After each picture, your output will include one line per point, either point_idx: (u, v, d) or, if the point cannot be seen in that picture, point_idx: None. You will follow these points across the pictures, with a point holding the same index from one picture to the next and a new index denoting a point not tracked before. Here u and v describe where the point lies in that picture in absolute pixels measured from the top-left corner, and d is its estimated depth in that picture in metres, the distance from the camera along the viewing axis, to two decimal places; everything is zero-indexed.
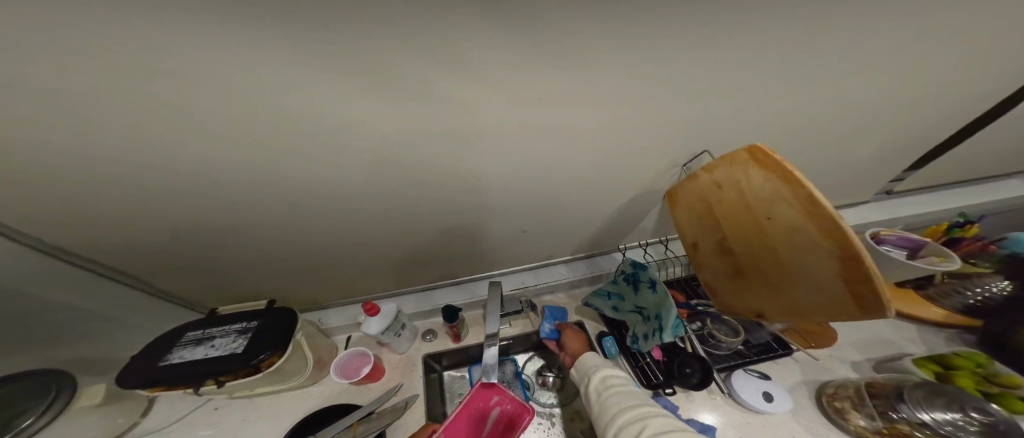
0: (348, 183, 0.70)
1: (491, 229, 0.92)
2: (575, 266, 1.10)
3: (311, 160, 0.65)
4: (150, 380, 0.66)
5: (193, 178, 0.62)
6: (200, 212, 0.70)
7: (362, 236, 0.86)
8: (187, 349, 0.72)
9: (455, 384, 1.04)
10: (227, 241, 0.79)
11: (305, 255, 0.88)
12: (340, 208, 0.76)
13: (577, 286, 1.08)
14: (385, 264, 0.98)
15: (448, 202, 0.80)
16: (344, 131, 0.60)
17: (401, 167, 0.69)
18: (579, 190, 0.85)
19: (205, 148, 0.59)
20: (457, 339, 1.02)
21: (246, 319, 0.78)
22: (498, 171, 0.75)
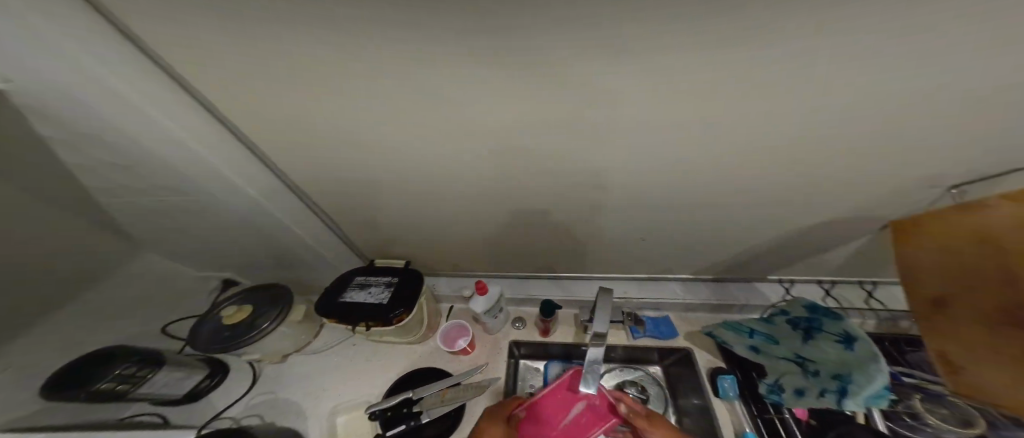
0: (470, 172, 0.66)
1: (604, 233, 0.82)
2: (693, 287, 0.93)
3: (458, 156, 0.62)
4: (326, 311, 0.78)
5: (336, 153, 0.64)
6: (349, 195, 0.74)
7: (483, 229, 0.83)
8: (351, 291, 0.83)
9: (528, 374, 0.97)
10: (364, 219, 0.83)
11: (426, 238, 0.90)
12: (472, 201, 0.74)
13: (693, 310, 0.92)
14: (495, 256, 0.95)
15: (583, 207, 0.73)
16: (499, 131, 0.55)
17: (526, 162, 0.63)
18: (745, 211, 0.68)
19: (367, 141, 0.59)
20: (545, 334, 0.97)
21: (392, 275, 0.87)
22: (655, 181, 0.63)
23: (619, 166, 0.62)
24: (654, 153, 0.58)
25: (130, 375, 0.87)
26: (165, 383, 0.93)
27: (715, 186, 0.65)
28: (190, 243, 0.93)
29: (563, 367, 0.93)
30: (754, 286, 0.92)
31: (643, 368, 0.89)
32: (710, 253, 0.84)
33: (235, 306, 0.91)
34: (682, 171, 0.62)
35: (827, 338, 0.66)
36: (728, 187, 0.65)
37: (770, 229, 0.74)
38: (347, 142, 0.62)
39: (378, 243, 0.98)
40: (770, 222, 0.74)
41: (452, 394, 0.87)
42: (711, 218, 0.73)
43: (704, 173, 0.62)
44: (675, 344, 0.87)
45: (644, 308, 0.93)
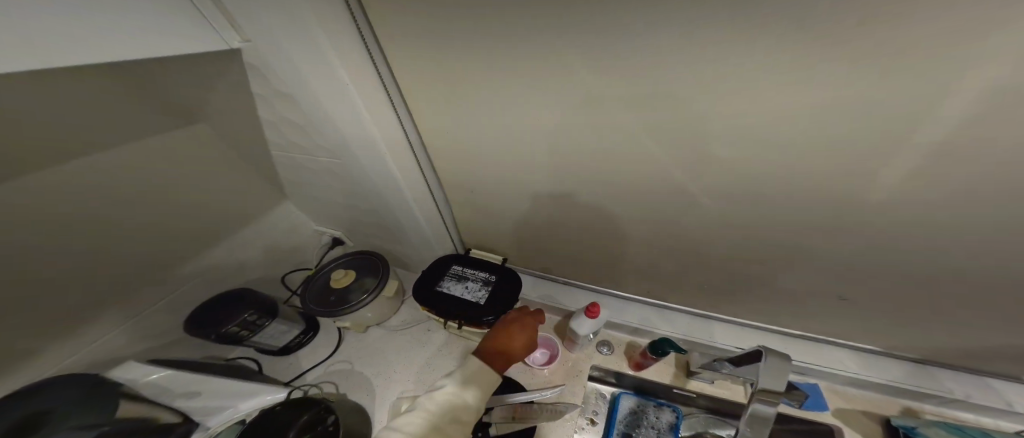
0: (613, 173, 0.60)
1: (752, 268, 0.69)
2: (876, 363, 0.74)
3: (609, 151, 0.56)
4: (424, 300, 0.76)
5: (483, 132, 0.62)
6: (477, 172, 0.73)
7: (600, 237, 0.77)
8: (449, 281, 0.79)
9: (593, 398, 0.85)
10: (478, 200, 0.82)
11: (533, 233, 0.86)
12: (598, 205, 0.69)
13: (854, 385, 0.74)
14: (601, 267, 0.87)
15: (730, 229, 0.63)
16: (679, 124, 0.49)
17: (688, 169, 0.55)
18: (964, 269, 0.54)
19: (523, 121, 0.56)
20: (638, 368, 0.86)
21: (490, 271, 0.81)
22: (845, 208, 0.52)
23: (803, 188, 0.52)
24: (871, 177, 0.47)
25: (253, 323, 0.97)
26: (272, 333, 1.04)
27: (934, 235, 0.51)
28: (315, 201, 0.99)
29: (638, 402, 0.82)
30: (954, 378, 0.71)
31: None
32: (893, 317, 0.67)
33: (342, 270, 0.98)
34: (891, 208, 0.50)
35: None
36: (953, 239, 0.51)
37: (1003, 302, 0.57)
38: (499, 122, 0.59)
39: (478, 232, 0.95)
40: (1006, 296, 0.56)
41: (523, 412, 0.81)
42: (912, 273, 0.58)
43: (924, 216, 0.49)
44: (817, 418, 0.72)
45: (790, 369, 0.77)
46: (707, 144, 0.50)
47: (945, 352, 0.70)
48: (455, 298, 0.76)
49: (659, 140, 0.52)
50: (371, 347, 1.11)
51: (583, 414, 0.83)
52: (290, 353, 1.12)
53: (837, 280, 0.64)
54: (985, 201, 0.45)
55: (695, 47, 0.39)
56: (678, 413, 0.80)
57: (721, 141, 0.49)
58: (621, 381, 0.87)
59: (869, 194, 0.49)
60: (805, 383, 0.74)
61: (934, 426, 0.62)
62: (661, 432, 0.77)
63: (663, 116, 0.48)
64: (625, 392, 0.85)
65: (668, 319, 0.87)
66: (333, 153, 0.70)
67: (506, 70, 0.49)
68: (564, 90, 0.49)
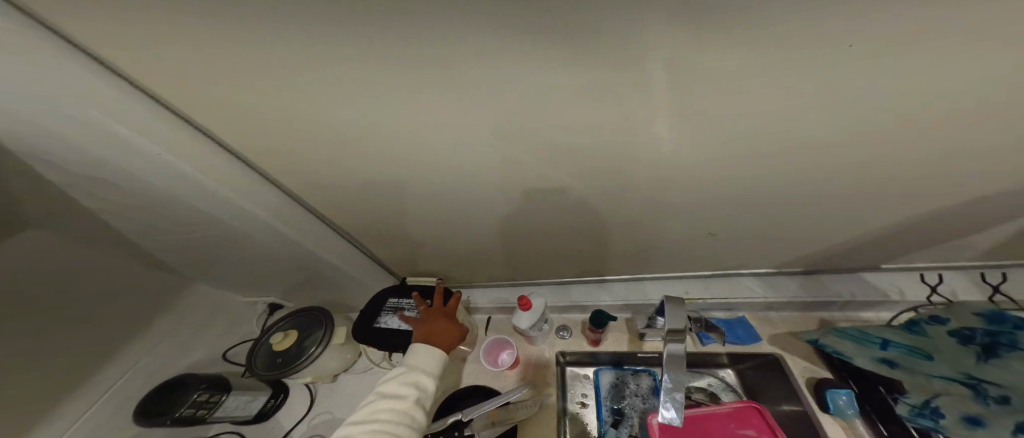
0: (493, 177, 0.60)
1: (649, 233, 0.71)
2: (777, 283, 0.79)
3: (478, 153, 0.56)
4: (363, 337, 0.78)
5: (350, 164, 0.61)
6: (374, 198, 0.71)
7: (516, 231, 0.76)
8: (388, 315, 0.82)
9: (576, 383, 0.86)
10: (390, 224, 0.80)
11: (457, 243, 0.84)
12: (499, 205, 0.68)
13: (775, 309, 0.79)
14: (534, 258, 0.87)
15: (626, 203, 0.63)
16: (521, 121, 0.48)
17: (552, 162, 0.55)
18: (837, 190, 0.56)
19: (383, 142, 0.55)
20: (595, 343, 0.88)
21: (426, 297, 0.83)
22: (709, 166, 0.53)
23: (664, 156, 0.52)
24: (703, 139, 0.48)
25: (205, 401, 0.95)
26: (237, 405, 0.99)
27: (791, 170, 0.52)
28: (230, 271, 0.96)
29: (617, 375, 0.84)
30: (842, 281, 0.77)
31: (713, 371, 0.77)
32: (776, 246, 0.71)
33: (282, 332, 0.95)
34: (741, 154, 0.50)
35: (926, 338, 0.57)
36: (802, 170, 0.52)
37: (880, 210, 0.59)
38: (357, 152, 0.58)
39: (410, 257, 0.94)
40: (887, 207, 0.58)
41: (501, 415, 0.81)
42: (797, 203, 0.59)
43: (770, 158, 0.50)
44: (759, 350, 0.75)
45: (717, 309, 0.81)
46: (550, 139, 0.50)
47: (844, 260, 0.74)
48: (392, 329, 0.78)
49: (506, 142, 0.52)
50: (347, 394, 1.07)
51: (571, 402, 0.83)
52: (267, 419, 1.03)
53: (725, 225, 0.66)
54: (810, 132, 0.45)
55: (482, 50, 0.39)
56: (656, 374, 0.83)
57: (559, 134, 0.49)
58: (599, 360, 0.86)
59: (712, 150, 0.49)
60: (732, 319, 0.79)
61: (828, 332, 0.67)
62: (645, 397, 0.80)
63: (493, 127, 0.49)
64: (603, 368, 0.86)
65: (607, 289, 0.90)
66: (219, 220, 0.70)
67: (330, 97, 0.47)
68: (385, 121, 0.50)
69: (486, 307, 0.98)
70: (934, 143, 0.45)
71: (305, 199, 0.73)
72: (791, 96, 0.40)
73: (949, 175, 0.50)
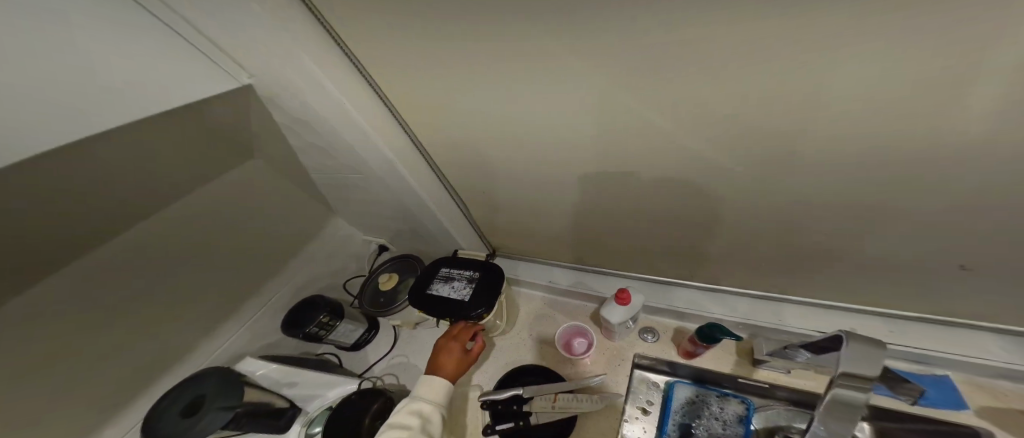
0: (610, 148, 0.58)
1: (807, 225, 0.59)
2: (1002, 342, 0.65)
3: (574, 124, 0.56)
4: (418, 304, 0.86)
5: (495, 119, 0.61)
6: (468, 160, 0.75)
7: (601, 210, 0.74)
8: (438, 284, 0.88)
9: (642, 388, 0.78)
10: (480, 188, 0.85)
11: (538, 215, 0.86)
12: (588, 179, 0.67)
13: (1000, 378, 0.64)
14: (614, 242, 0.84)
15: (735, 186, 0.56)
16: (625, 89, 0.47)
17: (723, 127, 0.48)
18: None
19: (487, 107, 0.58)
20: (690, 356, 0.80)
21: (473, 269, 0.89)
22: (857, 147, 0.44)
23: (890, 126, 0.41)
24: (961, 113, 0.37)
25: (326, 322, 1.12)
26: (344, 331, 1.16)
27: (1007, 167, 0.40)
28: (362, 214, 1.11)
29: (697, 392, 0.73)
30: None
31: None
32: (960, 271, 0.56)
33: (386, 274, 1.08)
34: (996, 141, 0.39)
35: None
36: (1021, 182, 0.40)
37: None
38: (467, 114, 0.62)
39: (509, 227, 0.97)
40: None
41: (562, 401, 0.78)
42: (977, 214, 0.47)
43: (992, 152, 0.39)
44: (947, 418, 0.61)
45: (906, 360, 0.68)
46: (744, 92, 0.43)
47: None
48: (443, 298, 0.84)
49: (681, 103, 0.46)
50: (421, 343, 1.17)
51: (634, 406, 0.76)
52: (360, 349, 1.20)
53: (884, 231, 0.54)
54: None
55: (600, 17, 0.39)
56: (750, 404, 0.69)
57: (759, 100, 0.43)
58: (678, 371, 0.77)
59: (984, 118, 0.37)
60: (926, 376, 0.66)
61: None
62: (727, 422, 0.67)
63: (675, 86, 0.45)
64: (679, 381, 0.76)
65: (721, 301, 0.82)
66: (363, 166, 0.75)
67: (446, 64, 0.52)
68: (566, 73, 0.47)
69: (565, 289, 0.97)
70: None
71: (439, 156, 0.77)
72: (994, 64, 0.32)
73: None
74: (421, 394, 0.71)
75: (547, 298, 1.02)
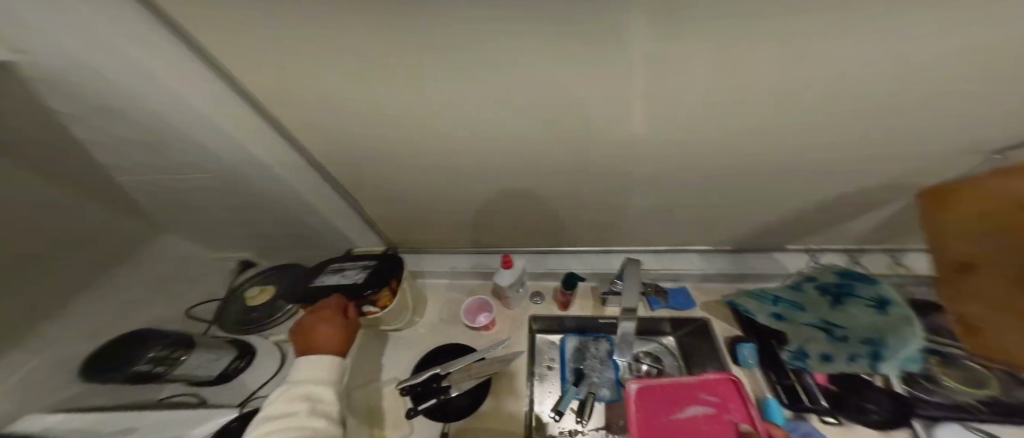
0: (469, 150, 0.66)
1: (640, 203, 0.76)
2: (714, 258, 0.83)
3: (430, 129, 0.61)
4: (301, 299, 0.80)
5: (374, 114, 0.59)
6: (335, 165, 0.73)
7: (479, 200, 0.83)
8: (327, 276, 0.83)
9: (547, 348, 0.97)
10: (355, 191, 0.83)
11: (420, 208, 0.88)
12: (463, 178, 0.75)
13: (710, 281, 0.84)
14: (493, 227, 0.94)
15: (572, 180, 0.71)
16: (455, 102, 0.55)
17: (573, 129, 0.59)
18: (740, 179, 0.66)
19: (335, 112, 0.59)
20: (565, 306, 0.95)
21: (370, 258, 0.85)
22: (633, 152, 0.63)
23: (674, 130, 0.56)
24: (705, 117, 0.54)
25: (165, 356, 0.91)
26: (199, 363, 0.93)
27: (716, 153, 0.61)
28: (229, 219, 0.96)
29: (580, 340, 0.95)
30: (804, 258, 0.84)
31: (657, 339, 0.88)
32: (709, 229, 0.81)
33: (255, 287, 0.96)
34: (729, 139, 0.57)
35: (859, 303, 0.65)
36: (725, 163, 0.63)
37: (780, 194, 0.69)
38: (316, 120, 0.61)
39: (396, 224, 0.98)
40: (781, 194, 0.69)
41: (478, 369, 0.85)
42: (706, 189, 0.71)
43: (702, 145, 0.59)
44: (692, 314, 0.83)
45: (664, 280, 0.89)
46: (555, 113, 0.55)
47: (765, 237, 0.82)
48: (330, 286, 0.78)
49: (503, 114, 0.56)
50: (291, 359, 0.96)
51: (541, 366, 0.95)
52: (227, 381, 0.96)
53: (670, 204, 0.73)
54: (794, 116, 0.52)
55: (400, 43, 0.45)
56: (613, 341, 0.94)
57: (589, 104, 0.53)
58: (565, 325, 0.97)
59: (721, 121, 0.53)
60: (675, 288, 0.87)
61: (766, 294, 0.76)
62: (603, 359, 0.91)
63: (529, 91, 0.52)
64: (569, 335, 0.98)
65: (582, 258, 1.00)
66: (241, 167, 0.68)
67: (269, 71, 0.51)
68: (434, 76, 0.50)
69: (467, 270, 1.06)
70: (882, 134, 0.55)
71: (318, 156, 0.72)
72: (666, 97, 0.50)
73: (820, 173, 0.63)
74: (305, 377, 0.66)
75: (453, 283, 1.08)
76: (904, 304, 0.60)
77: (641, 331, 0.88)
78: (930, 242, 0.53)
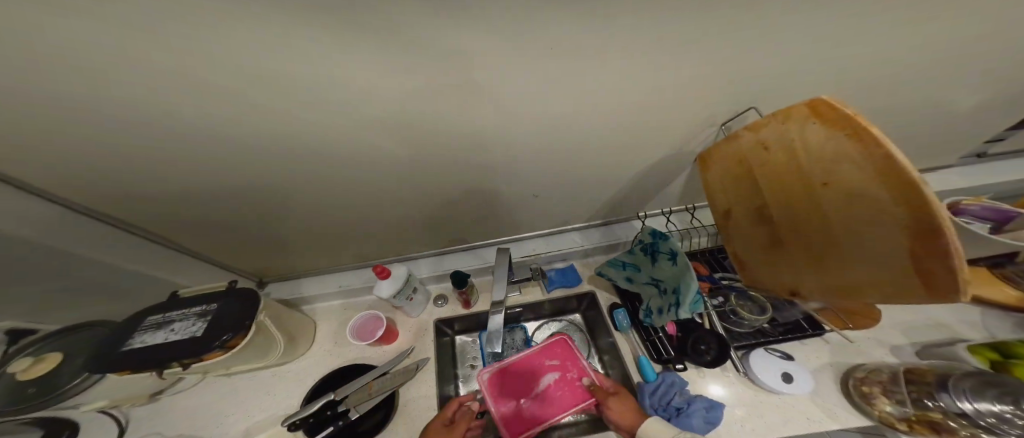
0: (312, 163, 0.65)
1: (508, 193, 0.79)
2: (590, 233, 0.94)
3: (257, 145, 0.59)
4: (114, 366, 0.66)
5: (183, 132, 0.55)
6: (161, 196, 0.67)
7: (349, 216, 0.81)
8: (148, 333, 0.71)
9: (468, 349, 0.98)
10: (200, 222, 0.76)
11: (285, 229, 0.83)
12: (321, 194, 0.73)
13: (591, 255, 0.94)
14: (375, 239, 0.92)
15: (432, 183, 0.73)
16: (268, 113, 0.54)
17: (406, 133, 0.60)
18: (583, 170, 0.73)
19: (138, 136, 0.55)
20: (468, 306, 0.96)
21: (208, 301, 0.75)
22: (476, 154, 0.67)
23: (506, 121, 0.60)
24: (519, 118, 0.59)
25: None
26: None
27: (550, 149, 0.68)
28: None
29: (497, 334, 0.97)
30: (660, 218, 0.91)
31: (564, 318, 0.95)
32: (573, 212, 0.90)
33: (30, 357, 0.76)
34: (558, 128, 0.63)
35: (663, 258, 0.67)
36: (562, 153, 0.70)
37: (612, 179, 0.77)
38: (118, 147, 0.56)
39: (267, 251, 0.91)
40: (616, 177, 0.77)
41: (379, 384, 0.83)
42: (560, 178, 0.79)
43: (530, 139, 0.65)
44: (578, 290, 0.91)
45: (555, 260, 0.94)
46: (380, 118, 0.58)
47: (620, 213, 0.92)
48: (155, 345, 0.68)
49: (327, 120, 0.57)
50: (178, 411, 0.84)
51: (462, 365, 0.96)
52: None
53: (526, 194, 0.80)
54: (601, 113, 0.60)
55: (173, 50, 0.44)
56: (526, 328, 0.93)
57: (402, 106, 0.55)
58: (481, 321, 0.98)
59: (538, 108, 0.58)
60: (566, 266, 0.94)
61: (612, 266, 0.82)
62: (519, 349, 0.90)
63: (347, 95, 0.53)
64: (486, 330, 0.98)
65: (475, 255, 0.99)
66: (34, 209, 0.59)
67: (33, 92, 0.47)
68: (232, 87, 0.49)
69: (360, 287, 1.01)
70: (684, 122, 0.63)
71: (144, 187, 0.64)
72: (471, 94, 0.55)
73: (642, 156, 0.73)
74: None
75: (348, 303, 1.04)
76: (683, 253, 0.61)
77: (547, 314, 0.94)
78: (706, 198, 0.61)
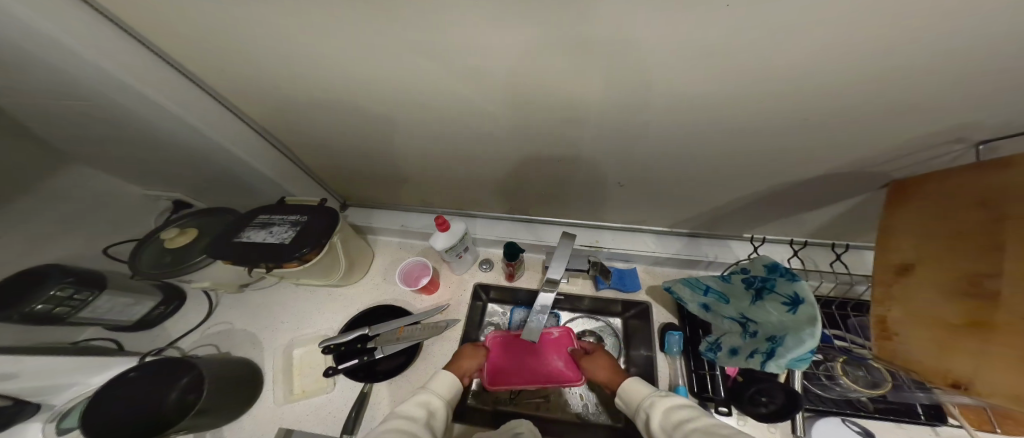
0: (387, 105, 0.56)
1: (613, 177, 0.65)
2: (668, 240, 0.80)
3: (330, 74, 0.51)
4: (220, 254, 0.68)
5: (254, 48, 0.48)
6: (231, 101, 0.62)
7: (414, 160, 0.73)
8: (254, 231, 0.72)
9: (498, 320, 0.91)
10: (263, 134, 0.71)
11: (345, 155, 0.76)
12: (392, 135, 0.65)
13: (661, 264, 0.81)
14: (434, 186, 0.84)
15: (514, 149, 0.62)
16: (346, 48, 0.45)
17: (501, 92, 0.48)
18: (702, 167, 0.58)
19: (208, 43, 0.49)
20: (510, 278, 0.88)
21: (303, 212, 0.76)
22: (578, 132, 0.54)
23: (664, 103, 0.45)
24: (646, 95, 0.45)
25: (68, 297, 0.73)
26: (110, 307, 0.80)
27: (665, 143, 0.54)
28: (125, 153, 0.79)
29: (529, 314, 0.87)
30: (784, 248, 0.75)
31: (604, 319, 0.83)
32: (659, 211, 0.75)
33: (177, 229, 0.81)
34: (724, 117, 0.47)
35: (774, 299, 0.50)
36: (677, 153, 0.56)
37: (729, 184, 0.62)
38: (189, 50, 0.51)
39: (328, 174, 0.87)
40: (735, 183, 0.61)
41: (408, 332, 0.81)
42: (662, 179, 0.64)
43: (647, 129, 0.51)
44: (632, 298, 0.79)
45: (617, 260, 0.83)
46: (471, 74, 0.46)
47: (715, 224, 0.76)
48: (254, 243, 0.69)
49: (406, 64, 0.46)
50: (246, 305, 0.94)
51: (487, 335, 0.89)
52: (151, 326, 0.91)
53: (614, 181, 0.67)
54: (792, 105, 0.43)
55: None
56: (561, 317, 0.84)
57: (499, 61, 0.42)
58: (517, 297, 0.89)
59: (713, 90, 0.42)
60: (628, 269, 0.81)
61: (685, 283, 0.66)
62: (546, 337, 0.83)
63: (436, 36, 0.41)
64: (520, 308, 0.90)
65: (533, 229, 0.89)
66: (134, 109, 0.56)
67: None
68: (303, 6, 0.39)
69: (417, 232, 0.96)
70: (899, 130, 0.45)
71: (236, 89, 0.59)
72: (589, 67, 0.41)
73: (787, 169, 0.55)
74: (410, 410, 0.59)
75: (404, 244, 1.00)
76: (812, 304, 0.44)
77: (591, 309, 0.83)
78: (881, 238, 0.47)
